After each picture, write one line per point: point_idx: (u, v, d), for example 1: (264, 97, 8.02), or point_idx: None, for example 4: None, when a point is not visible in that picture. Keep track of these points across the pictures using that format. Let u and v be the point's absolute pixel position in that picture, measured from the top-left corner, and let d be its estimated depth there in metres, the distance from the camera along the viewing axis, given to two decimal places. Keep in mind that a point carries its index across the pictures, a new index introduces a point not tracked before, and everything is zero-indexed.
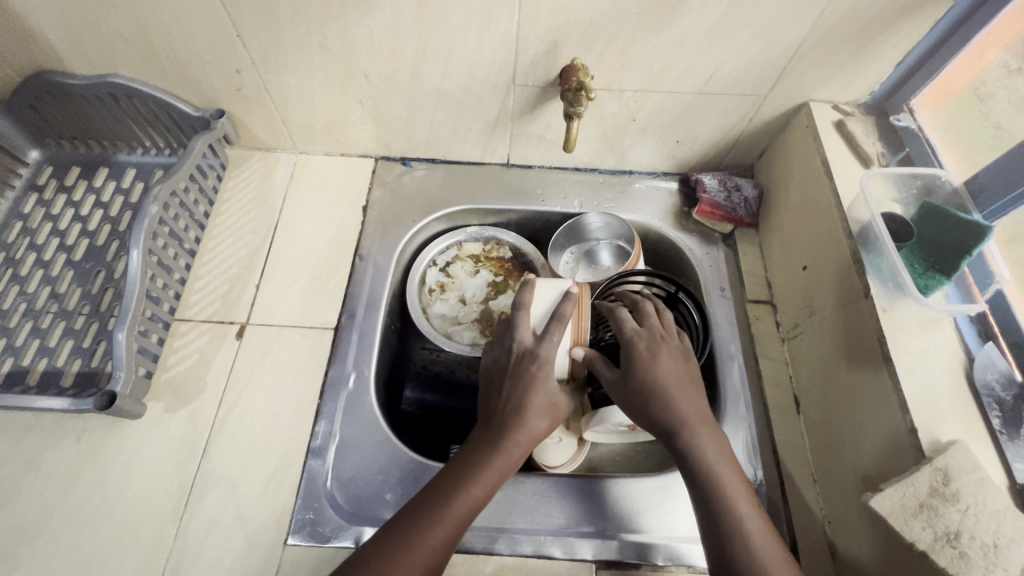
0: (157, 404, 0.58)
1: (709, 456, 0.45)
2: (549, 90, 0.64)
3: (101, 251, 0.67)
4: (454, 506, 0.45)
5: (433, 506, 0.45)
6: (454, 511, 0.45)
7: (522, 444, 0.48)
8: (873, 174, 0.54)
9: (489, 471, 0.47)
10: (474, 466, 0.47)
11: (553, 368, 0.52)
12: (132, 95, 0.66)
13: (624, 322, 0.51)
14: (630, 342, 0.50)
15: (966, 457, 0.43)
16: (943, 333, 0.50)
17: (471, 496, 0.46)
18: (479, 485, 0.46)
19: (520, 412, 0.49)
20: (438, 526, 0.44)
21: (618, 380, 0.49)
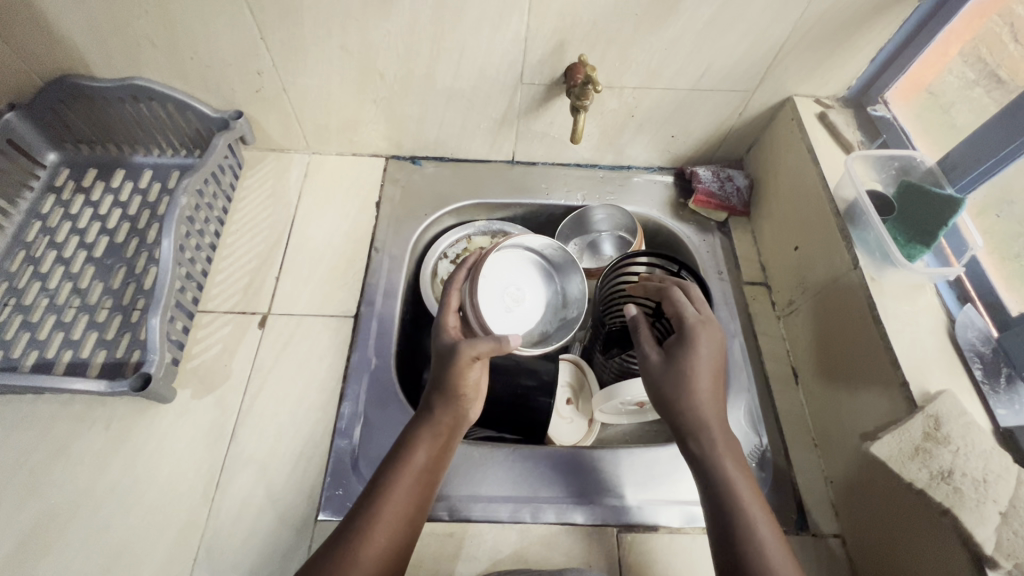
0: (183, 391, 0.60)
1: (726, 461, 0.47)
2: (554, 87, 0.68)
3: (121, 248, 0.69)
4: (403, 476, 0.49)
5: (390, 480, 0.48)
6: (408, 482, 0.48)
7: (444, 404, 0.52)
8: (855, 158, 0.59)
9: (427, 438, 0.51)
10: (415, 438, 0.51)
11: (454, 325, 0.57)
12: (153, 97, 0.69)
13: (683, 305, 0.53)
14: (682, 333, 0.51)
15: (953, 404, 0.47)
16: (926, 297, 0.54)
17: (414, 462, 0.49)
18: (421, 451, 0.50)
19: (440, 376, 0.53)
20: (396, 498, 0.47)
21: (660, 366, 0.51)
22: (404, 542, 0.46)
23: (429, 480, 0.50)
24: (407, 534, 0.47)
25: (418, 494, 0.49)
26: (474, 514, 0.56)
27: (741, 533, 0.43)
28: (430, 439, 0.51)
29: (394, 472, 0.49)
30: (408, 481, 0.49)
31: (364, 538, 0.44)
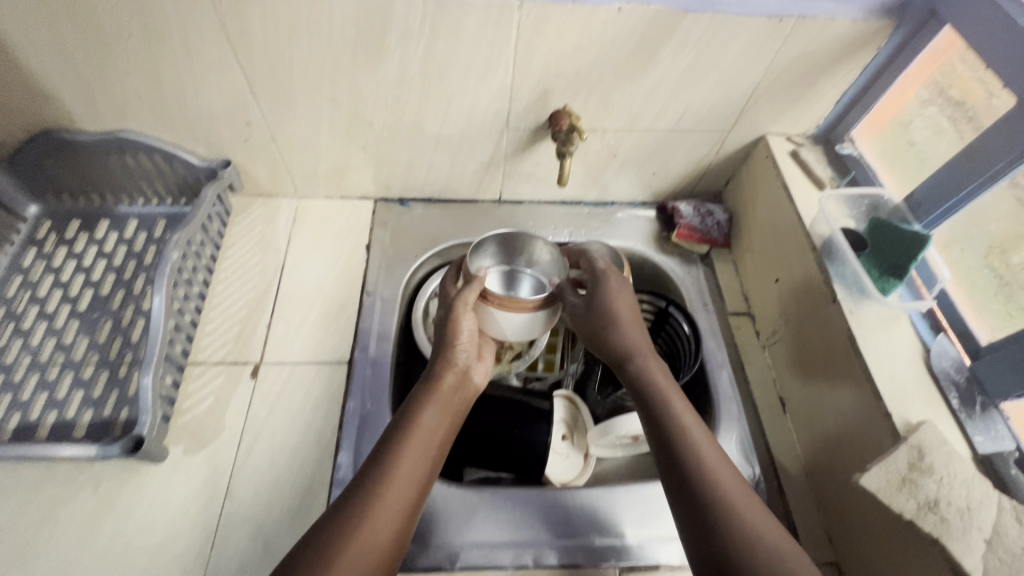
0: (175, 448, 0.59)
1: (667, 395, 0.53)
2: (539, 131, 0.70)
3: (107, 301, 0.68)
4: (410, 445, 0.51)
5: (395, 448, 0.50)
6: (415, 448, 0.50)
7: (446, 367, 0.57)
8: (829, 196, 0.63)
9: (433, 406, 0.54)
10: (420, 406, 0.54)
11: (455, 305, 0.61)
12: (140, 149, 0.69)
13: (593, 258, 0.64)
14: (597, 279, 0.62)
15: (934, 434, 0.49)
16: (902, 328, 0.57)
17: (422, 421, 0.53)
18: (427, 411, 0.54)
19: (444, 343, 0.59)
20: (406, 455, 0.50)
21: (584, 306, 0.60)
22: (408, 516, 0.47)
23: (435, 446, 0.52)
24: (412, 504, 0.48)
25: (426, 460, 0.51)
26: (476, 561, 0.56)
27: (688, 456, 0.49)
28: (435, 406, 0.54)
29: (403, 432, 0.51)
30: (414, 449, 0.51)
31: (369, 510, 0.45)
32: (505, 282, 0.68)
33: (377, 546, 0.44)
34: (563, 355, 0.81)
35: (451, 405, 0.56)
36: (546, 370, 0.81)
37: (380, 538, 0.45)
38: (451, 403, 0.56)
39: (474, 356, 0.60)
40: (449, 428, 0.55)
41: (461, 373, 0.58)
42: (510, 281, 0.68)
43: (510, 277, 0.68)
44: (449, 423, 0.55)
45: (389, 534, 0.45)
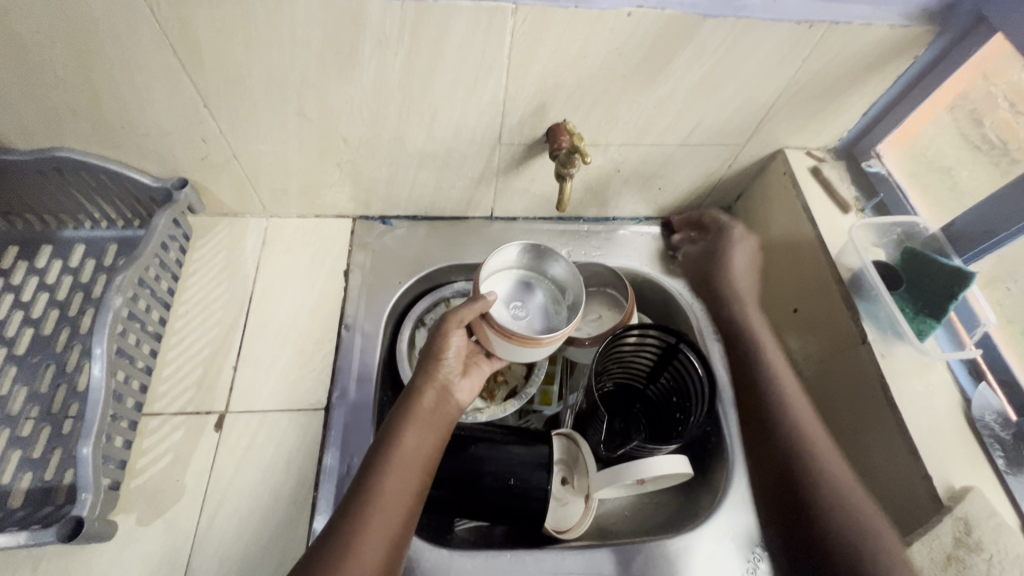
0: (128, 516, 0.52)
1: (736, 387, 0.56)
2: (535, 146, 0.63)
3: (49, 342, 0.60)
4: (394, 466, 0.49)
5: (379, 471, 0.48)
6: (399, 470, 0.49)
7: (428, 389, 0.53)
8: (859, 225, 0.58)
9: (415, 425, 0.51)
10: (400, 425, 0.51)
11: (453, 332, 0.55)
12: (80, 169, 0.60)
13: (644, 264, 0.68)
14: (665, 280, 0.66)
15: (982, 504, 0.44)
16: (939, 375, 0.52)
17: (405, 444, 0.50)
18: (411, 433, 0.51)
19: (434, 357, 0.55)
20: (385, 484, 0.48)
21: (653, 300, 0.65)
22: (394, 539, 0.47)
23: (421, 467, 0.50)
24: (401, 527, 0.48)
25: (406, 487, 0.49)
26: None
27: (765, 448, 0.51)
28: (416, 427, 0.51)
29: (381, 457, 0.49)
30: (398, 472, 0.49)
31: (355, 539, 0.45)
32: (518, 288, 0.62)
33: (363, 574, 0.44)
34: (561, 387, 0.75)
35: (436, 421, 0.53)
36: (543, 403, 0.74)
37: (366, 564, 0.45)
38: (434, 420, 0.53)
39: (458, 371, 0.56)
40: (438, 443, 0.52)
41: (442, 390, 0.54)
42: (523, 289, 0.62)
43: (524, 283, 0.62)
44: (435, 439, 0.52)
45: (375, 558, 0.46)
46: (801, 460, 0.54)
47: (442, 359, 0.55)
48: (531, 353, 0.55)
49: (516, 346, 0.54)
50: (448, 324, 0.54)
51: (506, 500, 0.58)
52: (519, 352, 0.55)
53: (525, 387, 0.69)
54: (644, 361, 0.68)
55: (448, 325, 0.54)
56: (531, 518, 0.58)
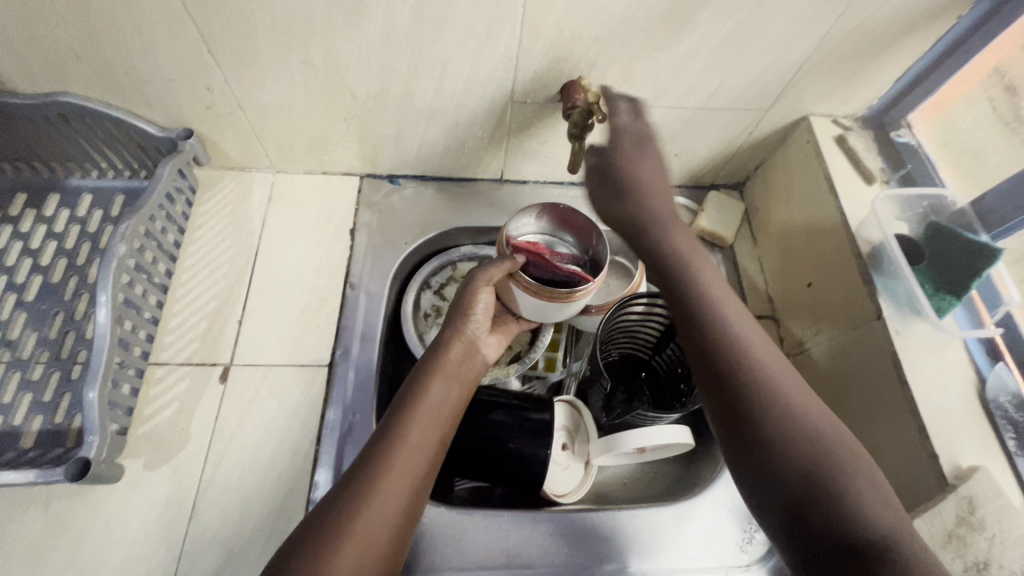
0: (135, 461, 0.53)
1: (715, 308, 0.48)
2: (548, 105, 0.61)
3: (58, 290, 0.61)
4: (416, 417, 0.48)
5: (402, 419, 0.48)
6: (423, 422, 0.48)
7: (455, 346, 0.55)
8: (882, 197, 0.56)
9: (440, 379, 0.51)
10: (426, 378, 0.51)
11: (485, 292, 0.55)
12: (84, 115, 0.59)
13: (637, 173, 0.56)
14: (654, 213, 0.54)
15: (989, 484, 0.44)
16: (954, 354, 0.50)
17: (434, 394, 0.50)
18: (438, 385, 0.51)
19: (465, 313, 0.56)
20: (413, 431, 0.47)
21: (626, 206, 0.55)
22: (414, 493, 0.45)
23: (444, 418, 0.50)
24: (421, 480, 0.46)
25: (432, 435, 0.48)
26: None
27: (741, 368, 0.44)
28: (442, 378, 0.51)
29: (408, 406, 0.49)
30: (423, 423, 0.48)
31: (375, 487, 0.44)
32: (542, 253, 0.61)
33: (388, 519, 0.43)
34: (566, 354, 0.74)
35: (460, 376, 0.53)
36: (547, 369, 0.73)
37: (391, 509, 0.43)
38: (459, 374, 0.54)
39: (485, 328, 0.57)
40: (461, 398, 0.52)
41: (470, 345, 0.56)
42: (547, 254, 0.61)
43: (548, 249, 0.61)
44: (460, 394, 0.53)
45: (399, 506, 0.44)
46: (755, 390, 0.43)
47: (471, 314, 0.56)
48: (554, 310, 0.55)
49: (545, 302, 0.54)
50: (478, 284, 0.54)
51: (504, 462, 0.58)
52: (543, 309, 0.55)
53: (529, 353, 0.69)
54: (651, 332, 0.67)
55: (479, 282, 0.54)
56: (529, 481, 0.59)
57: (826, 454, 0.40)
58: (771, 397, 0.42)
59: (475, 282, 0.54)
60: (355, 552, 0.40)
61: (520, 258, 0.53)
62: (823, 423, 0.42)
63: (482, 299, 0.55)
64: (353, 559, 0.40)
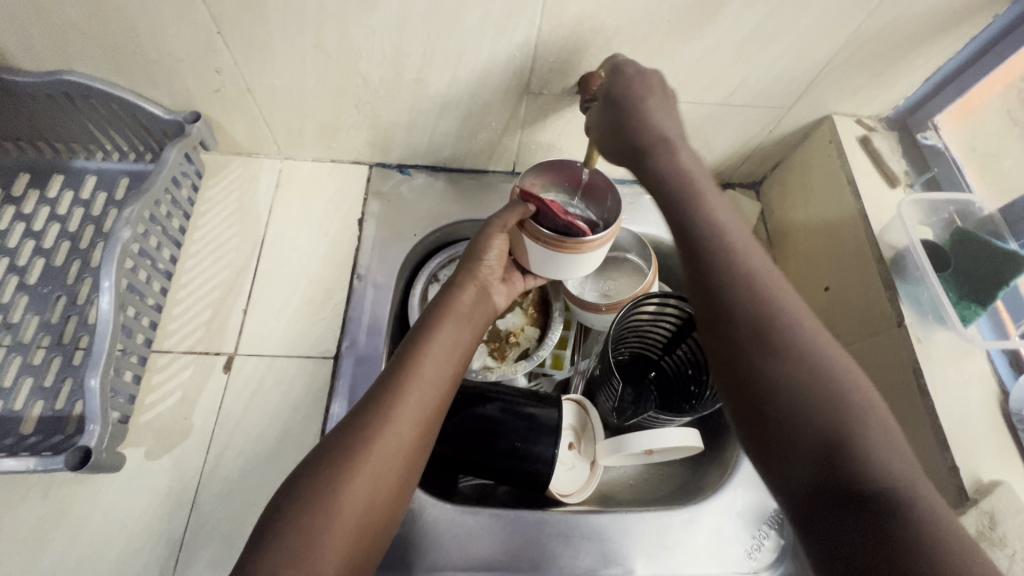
0: (136, 450, 0.52)
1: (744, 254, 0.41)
2: (565, 96, 0.59)
3: (60, 273, 0.60)
4: (432, 348, 0.48)
5: (418, 350, 0.47)
6: (438, 355, 0.48)
7: (469, 287, 0.54)
8: (908, 201, 0.54)
9: (454, 315, 0.51)
10: (441, 315, 0.51)
11: (501, 237, 0.53)
12: (89, 95, 0.58)
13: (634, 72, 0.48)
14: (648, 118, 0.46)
15: (1011, 500, 0.43)
16: (977, 363, 0.49)
17: (448, 330, 0.50)
18: (452, 321, 0.51)
19: (479, 256, 0.54)
20: (428, 361, 0.47)
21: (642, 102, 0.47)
22: (428, 421, 0.45)
23: (456, 354, 0.50)
24: (434, 410, 0.46)
25: (447, 368, 0.48)
26: None
27: (765, 316, 0.38)
28: (457, 315, 0.51)
29: (422, 338, 0.49)
30: (438, 355, 0.48)
31: (391, 413, 0.43)
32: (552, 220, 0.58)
33: (400, 447, 0.43)
34: (573, 352, 0.73)
35: (473, 314, 0.53)
36: (555, 366, 0.72)
37: (404, 439, 0.43)
38: (472, 313, 0.53)
39: (497, 275, 0.56)
40: (472, 336, 0.52)
41: (482, 289, 0.55)
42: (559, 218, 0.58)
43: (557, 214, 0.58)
44: (472, 333, 0.53)
45: (411, 436, 0.44)
46: (781, 347, 0.37)
47: (483, 259, 0.54)
48: (570, 264, 0.51)
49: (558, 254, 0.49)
50: (492, 230, 0.53)
51: (511, 461, 0.57)
52: (557, 261, 0.51)
53: (537, 349, 0.68)
54: (661, 331, 0.65)
55: (494, 223, 0.52)
56: (535, 481, 0.58)
57: (842, 395, 0.35)
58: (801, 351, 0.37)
59: (490, 223, 0.52)
60: (370, 474, 0.41)
61: (533, 205, 0.50)
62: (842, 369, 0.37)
63: (496, 241, 0.53)
64: (367, 481, 0.41)
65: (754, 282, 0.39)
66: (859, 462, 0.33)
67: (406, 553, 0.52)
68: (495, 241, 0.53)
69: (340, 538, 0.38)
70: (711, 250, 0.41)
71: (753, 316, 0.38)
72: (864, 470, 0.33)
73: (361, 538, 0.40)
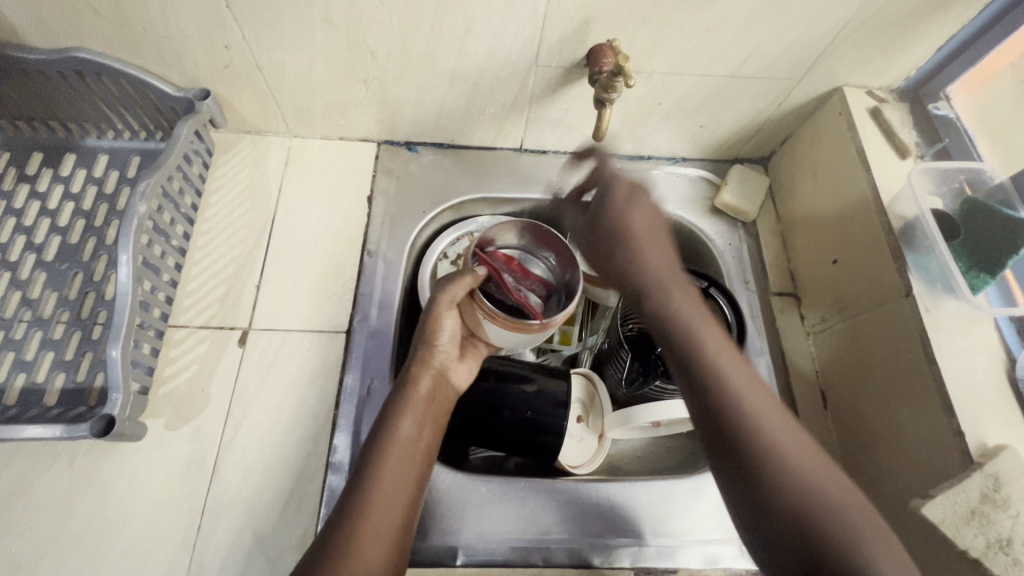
0: (156, 421, 0.54)
1: (703, 332, 0.45)
2: (574, 70, 0.59)
3: (76, 250, 0.60)
4: (390, 458, 0.44)
5: (375, 463, 0.44)
6: (397, 463, 0.44)
7: (426, 373, 0.49)
8: (917, 170, 0.54)
9: (413, 415, 0.47)
10: (396, 415, 0.46)
11: (450, 313, 0.51)
12: (100, 72, 0.58)
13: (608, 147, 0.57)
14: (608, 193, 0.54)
15: (1016, 463, 0.43)
16: (984, 332, 0.50)
17: (405, 430, 0.46)
18: (408, 419, 0.46)
19: (433, 339, 0.50)
20: (386, 473, 0.44)
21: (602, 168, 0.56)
22: (397, 543, 0.42)
23: (418, 458, 0.46)
24: (403, 524, 0.43)
25: (411, 475, 0.45)
26: (484, 557, 0.53)
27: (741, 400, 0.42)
28: (414, 411, 0.47)
29: (378, 447, 0.45)
30: (398, 465, 0.44)
31: (354, 545, 0.40)
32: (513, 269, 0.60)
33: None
34: (581, 328, 0.74)
35: (432, 408, 0.49)
36: (562, 342, 0.73)
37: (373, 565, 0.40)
38: (432, 408, 0.49)
39: (455, 356, 0.52)
40: (435, 432, 0.48)
41: (440, 373, 0.50)
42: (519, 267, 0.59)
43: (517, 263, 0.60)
44: (434, 428, 0.48)
45: (380, 561, 0.40)
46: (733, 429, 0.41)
47: (437, 342, 0.50)
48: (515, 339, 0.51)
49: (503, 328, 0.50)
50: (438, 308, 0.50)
51: (521, 432, 0.58)
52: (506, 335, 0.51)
53: None
54: None
55: (441, 299, 0.50)
56: (545, 451, 0.59)
57: (784, 472, 0.39)
58: (754, 427, 0.41)
59: (436, 295, 0.50)
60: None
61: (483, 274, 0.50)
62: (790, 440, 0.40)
63: (450, 317, 0.51)
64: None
65: (714, 359, 0.44)
66: (807, 526, 0.37)
67: (422, 519, 0.53)
68: (446, 316, 0.51)
69: None
70: (685, 352, 0.45)
71: (716, 396, 0.42)
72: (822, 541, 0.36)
73: None
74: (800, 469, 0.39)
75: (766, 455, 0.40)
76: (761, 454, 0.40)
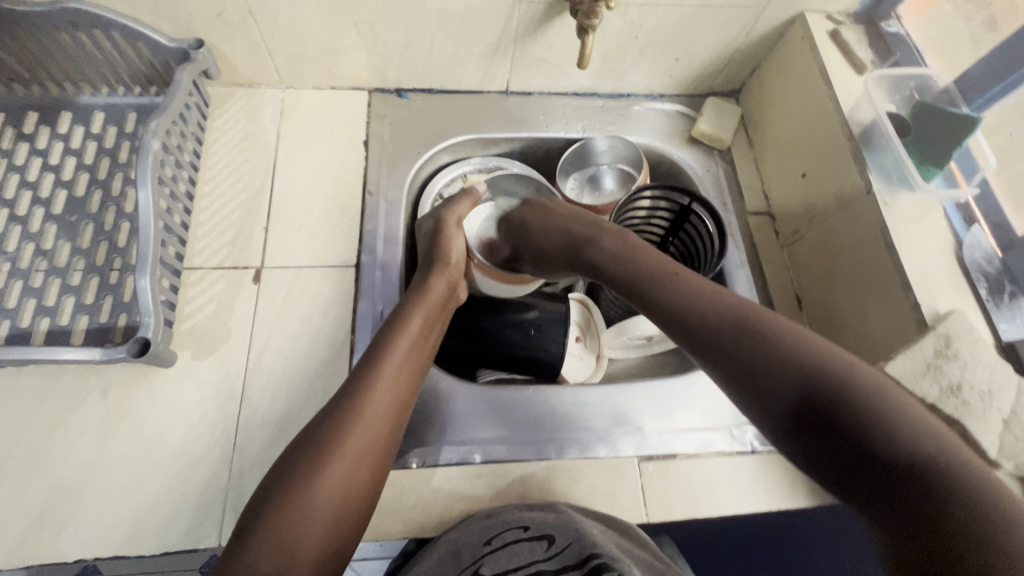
0: (183, 353, 0.56)
1: (680, 278, 0.47)
2: (556, 5, 0.62)
3: (84, 202, 0.62)
4: (398, 345, 0.51)
5: (386, 344, 0.51)
6: (405, 346, 0.52)
7: (438, 282, 0.58)
8: (872, 79, 0.59)
9: (423, 313, 0.55)
10: (410, 309, 0.55)
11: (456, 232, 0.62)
12: (94, 25, 0.59)
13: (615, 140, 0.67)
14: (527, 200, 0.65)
15: (963, 323, 0.49)
16: (935, 220, 0.56)
17: (414, 323, 0.54)
18: (419, 314, 0.54)
19: (444, 254, 0.60)
20: (397, 353, 0.51)
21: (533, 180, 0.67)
22: (400, 413, 0.49)
23: (424, 351, 0.53)
24: (404, 401, 0.50)
25: (417, 360, 0.52)
26: (500, 456, 0.57)
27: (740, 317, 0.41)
28: (424, 308, 0.55)
29: (393, 334, 0.52)
30: (408, 349, 0.52)
31: (360, 406, 0.47)
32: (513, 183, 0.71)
33: (378, 434, 0.47)
34: None
35: (440, 314, 0.57)
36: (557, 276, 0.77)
37: (379, 423, 0.47)
38: (440, 314, 0.57)
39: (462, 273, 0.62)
40: (437, 336, 0.56)
41: (451, 283, 0.59)
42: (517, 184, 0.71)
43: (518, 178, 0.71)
44: (438, 326, 0.56)
45: (386, 423, 0.48)
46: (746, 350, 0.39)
47: (449, 258, 0.60)
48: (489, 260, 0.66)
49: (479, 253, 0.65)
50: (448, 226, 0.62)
51: (526, 348, 0.63)
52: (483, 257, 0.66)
53: None
54: (655, 229, 0.70)
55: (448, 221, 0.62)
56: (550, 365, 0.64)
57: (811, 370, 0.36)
58: (760, 340, 0.39)
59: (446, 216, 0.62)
60: (347, 459, 0.44)
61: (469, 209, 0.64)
62: (798, 342, 0.38)
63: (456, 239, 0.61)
64: (339, 471, 0.44)
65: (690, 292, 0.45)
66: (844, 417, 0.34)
67: (442, 426, 0.58)
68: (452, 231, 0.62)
69: (324, 508, 0.42)
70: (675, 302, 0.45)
71: (727, 321, 0.41)
72: (874, 434, 0.33)
73: (346, 517, 0.43)
74: (820, 352, 0.37)
75: (780, 359, 0.38)
76: (774, 358, 0.38)
